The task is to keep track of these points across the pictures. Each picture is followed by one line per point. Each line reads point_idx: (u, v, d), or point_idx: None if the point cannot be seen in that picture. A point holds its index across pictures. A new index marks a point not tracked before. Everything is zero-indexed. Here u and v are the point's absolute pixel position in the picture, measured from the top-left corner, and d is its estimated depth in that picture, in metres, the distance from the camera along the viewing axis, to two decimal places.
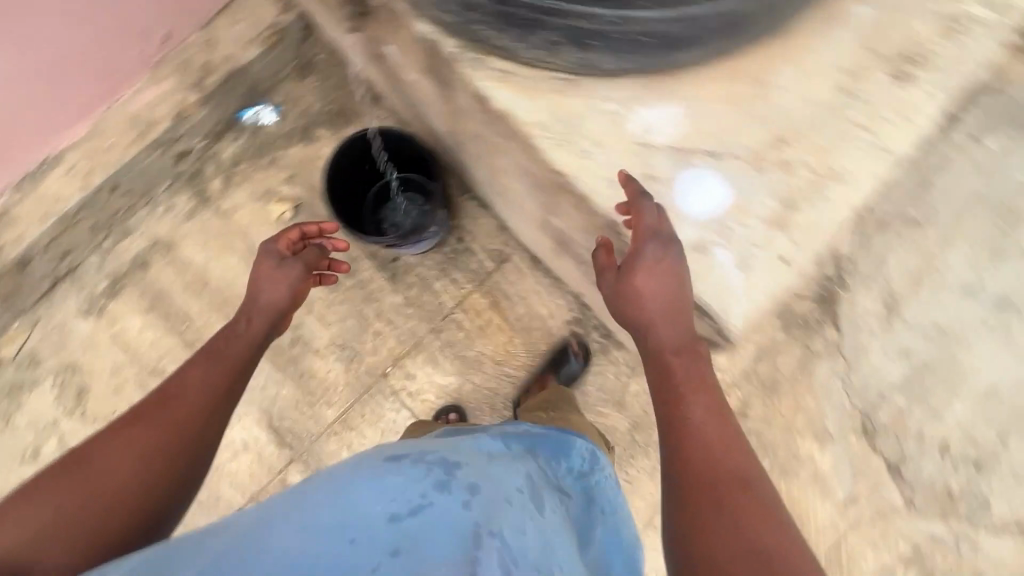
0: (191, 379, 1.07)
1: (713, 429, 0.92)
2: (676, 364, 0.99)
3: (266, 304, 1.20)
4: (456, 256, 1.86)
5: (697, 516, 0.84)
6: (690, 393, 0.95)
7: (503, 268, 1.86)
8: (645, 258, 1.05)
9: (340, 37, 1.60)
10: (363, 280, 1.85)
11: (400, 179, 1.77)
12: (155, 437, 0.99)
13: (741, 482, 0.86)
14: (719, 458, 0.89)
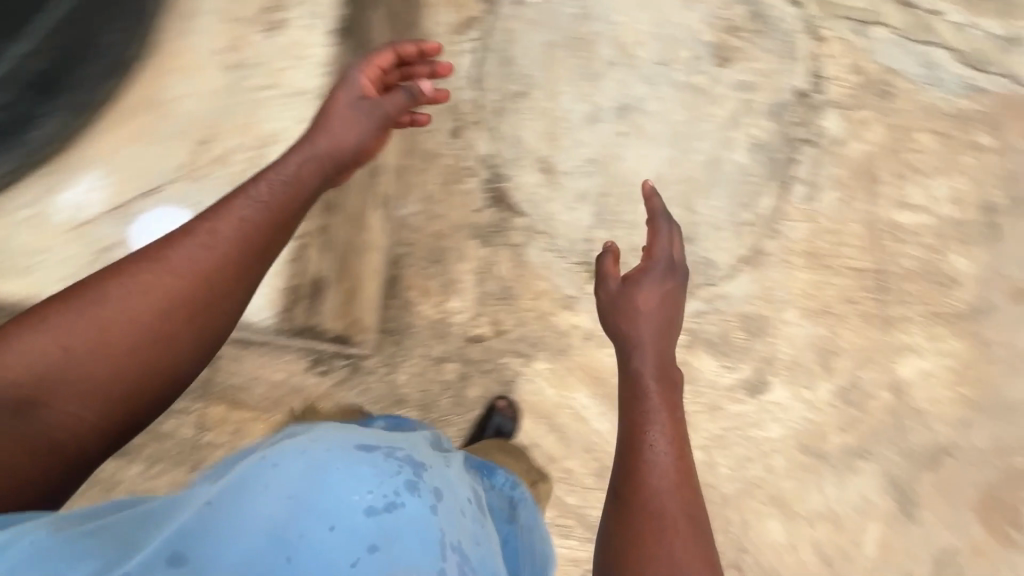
0: (249, 219, 0.85)
1: (677, 478, 0.80)
2: (648, 380, 0.89)
3: (278, 206, 0.88)
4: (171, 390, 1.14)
5: (642, 540, 0.76)
6: (660, 421, 0.85)
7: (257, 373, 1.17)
8: (643, 295, 0.98)
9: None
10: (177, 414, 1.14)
11: None
12: (269, 185, 0.88)
13: (653, 510, 0.78)
14: (648, 491, 0.79)
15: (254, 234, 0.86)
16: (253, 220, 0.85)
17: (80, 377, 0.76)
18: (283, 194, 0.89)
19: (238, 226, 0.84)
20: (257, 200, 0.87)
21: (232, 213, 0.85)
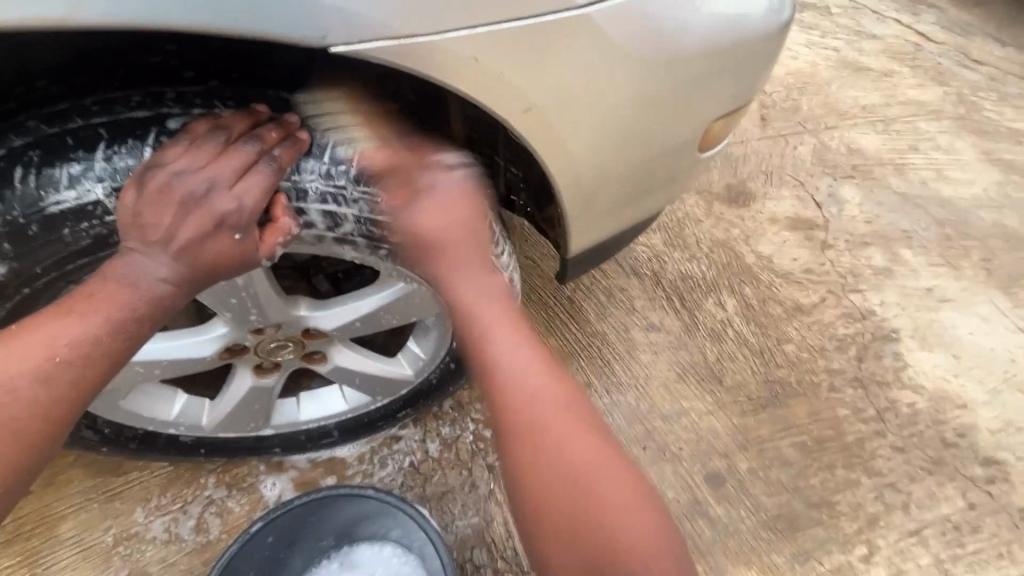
0: (208, 205, 0.61)
1: (546, 379, 0.68)
2: (482, 311, 0.70)
3: (234, 189, 0.62)
4: (192, 501, 1.13)
5: (528, 451, 0.64)
6: (510, 341, 0.69)
7: (272, 469, 1.17)
8: (414, 222, 0.68)
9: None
10: (198, 534, 1.10)
11: (41, 538, 1.08)
12: (214, 164, 0.61)
13: (526, 422, 0.65)
14: (526, 408, 0.65)
15: (224, 224, 0.62)
16: (225, 216, 0.62)
17: (24, 432, 0.56)
18: (234, 165, 0.62)
19: (221, 213, 0.62)
20: (212, 181, 0.61)
21: (173, 215, 0.61)
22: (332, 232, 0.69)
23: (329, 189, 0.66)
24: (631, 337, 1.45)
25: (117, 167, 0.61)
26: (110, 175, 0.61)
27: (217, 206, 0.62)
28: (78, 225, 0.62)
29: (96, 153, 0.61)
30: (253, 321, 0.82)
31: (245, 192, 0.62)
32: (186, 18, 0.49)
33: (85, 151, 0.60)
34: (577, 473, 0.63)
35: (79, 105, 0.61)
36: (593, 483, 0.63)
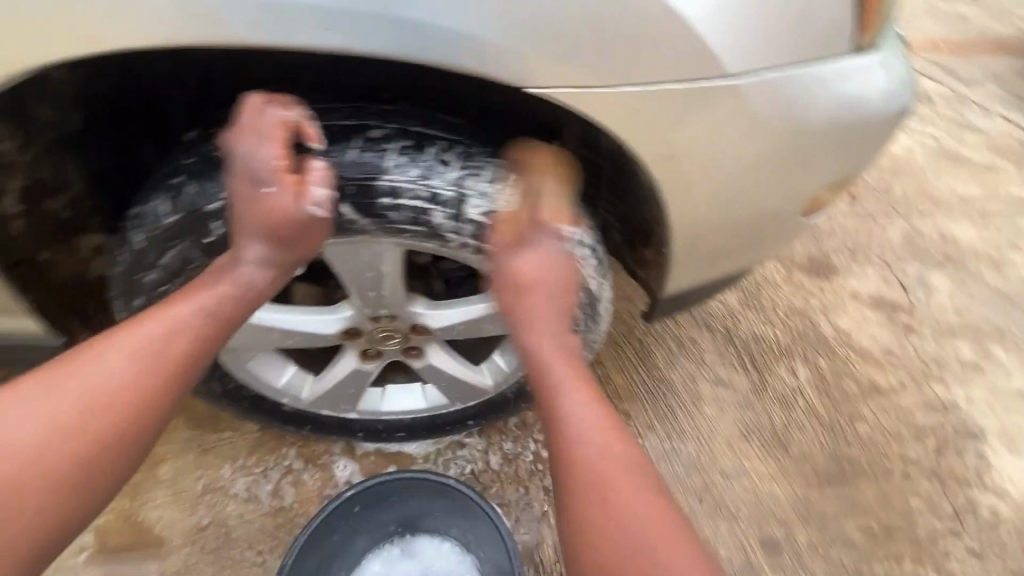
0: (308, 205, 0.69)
1: (614, 438, 0.71)
2: (556, 366, 0.76)
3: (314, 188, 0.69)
4: (273, 466, 1.21)
5: (588, 491, 0.68)
6: (581, 397, 0.74)
7: (348, 450, 1.25)
8: (514, 271, 0.77)
9: None
10: (275, 497, 1.18)
11: (141, 473, 1.18)
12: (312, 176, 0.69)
13: (594, 476, 0.68)
14: (587, 465, 0.69)
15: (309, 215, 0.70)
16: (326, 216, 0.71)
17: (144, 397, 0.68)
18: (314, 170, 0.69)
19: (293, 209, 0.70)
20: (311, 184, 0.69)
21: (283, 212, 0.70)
22: (470, 237, 0.75)
23: (476, 196, 0.73)
24: (697, 389, 1.46)
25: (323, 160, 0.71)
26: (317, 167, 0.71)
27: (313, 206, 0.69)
28: (282, 204, 0.72)
29: (310, 149, 0.71)
30: (377, 309, 0.92)
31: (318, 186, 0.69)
32: (437, 56, 0.59)
33: (301, 147, 0.71)
34: (632, 524, 0.65)
35: (300, 110, 0.73)
36: (648, 538, 0.64)
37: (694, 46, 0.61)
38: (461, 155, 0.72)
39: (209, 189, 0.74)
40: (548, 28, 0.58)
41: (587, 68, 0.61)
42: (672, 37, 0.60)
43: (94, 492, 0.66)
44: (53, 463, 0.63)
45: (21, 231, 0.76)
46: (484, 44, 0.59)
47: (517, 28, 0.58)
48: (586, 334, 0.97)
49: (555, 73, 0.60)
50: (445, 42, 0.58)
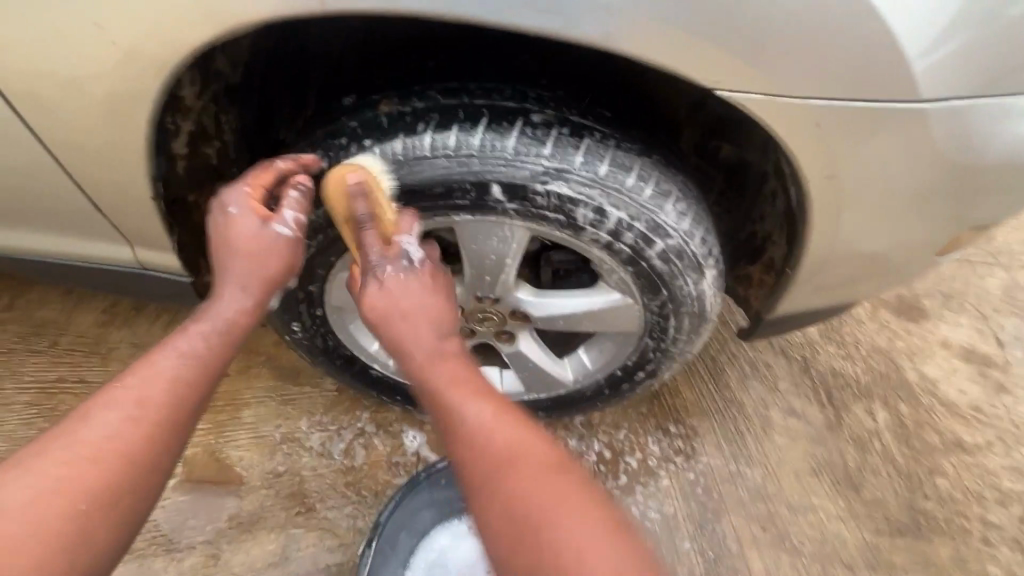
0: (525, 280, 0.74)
1: (506, 427, 0.64)
2: (445, 371, 0.69)
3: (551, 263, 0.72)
4: (346, 426, 1.25)
5: (492, 498, 0.61)
6: (469, 397, 0.67)
7: (418, 422, 1.27)
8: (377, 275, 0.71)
9: None
10: (346, 456, 1.21)
11: (225, 415, 1.24)
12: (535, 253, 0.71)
13: (494, 460, 0.62)
14: (481, 449, 0.63)
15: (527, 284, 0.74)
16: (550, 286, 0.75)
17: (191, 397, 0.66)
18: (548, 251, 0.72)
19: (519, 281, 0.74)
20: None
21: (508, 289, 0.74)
22: (612, 237, 0.73)
23: (632, 198, 0.70)
24: (769, 416, 1.41)
25: (495, 140, 0.68)
26: (487, 146, 0.68)
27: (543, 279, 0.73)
28: (445, 177, 0.69)
29: (478, 127, 0.68)
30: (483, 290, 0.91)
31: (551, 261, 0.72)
32: (598, 33, 0.56)
33: (470, 125, 0.68)
34: (532, 512, 0.58)
35: (467, 87, 0.71)
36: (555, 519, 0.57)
37: (899, 66, 0.58)
38: (622, 155, 0.70)
39: (368, 152, 0.71)
40: (757, 29, 0.56)
41: (782, 77, 0.59)
42: (883, 53, 0.57)
43: (127, 515, 0.59)
44: (123, 434, 0.60)
45: (182, 172, 0.79)
46: (687, 38, 0.56)
47: (722, 28, 0.56)
48: (682, 343, 0.96)
49: (749, 76, 0.59)
50: (610, 18, 0.55)
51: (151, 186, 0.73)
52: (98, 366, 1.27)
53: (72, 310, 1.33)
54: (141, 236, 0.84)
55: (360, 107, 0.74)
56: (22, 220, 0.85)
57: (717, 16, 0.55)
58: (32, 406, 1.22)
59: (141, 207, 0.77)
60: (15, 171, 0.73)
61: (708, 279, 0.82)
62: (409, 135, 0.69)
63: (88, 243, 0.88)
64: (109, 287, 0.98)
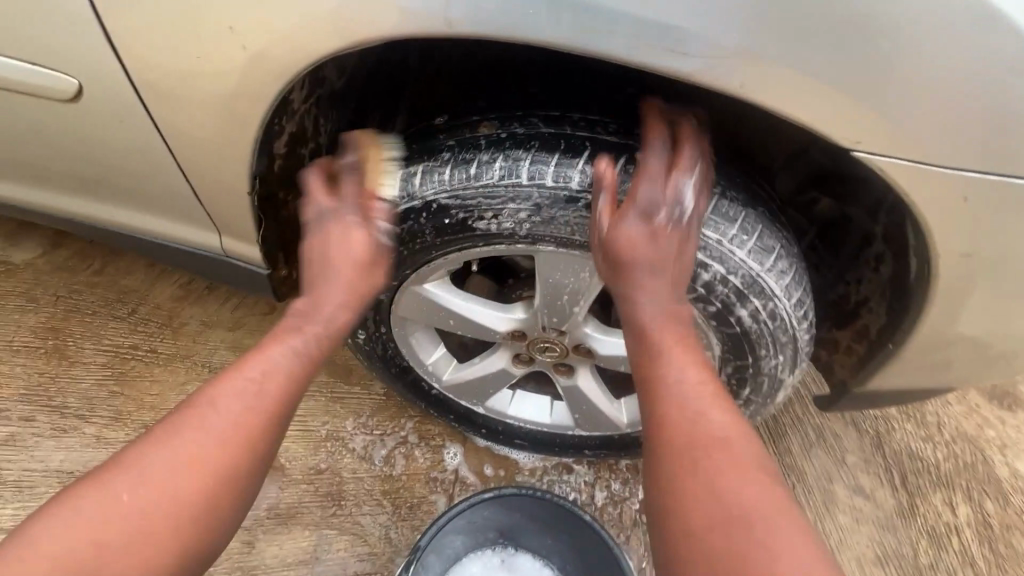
0: (644, 200, 0.63)
1: (724, 414, 0.61)
2: (665, 329, 0.65)
3: (671, 175, 0.63)
4: (391, 432, 1.24)
5: (686, 458, 0.59)
6: (686, 371, 0.63)
7: (460, 440, 1.25)
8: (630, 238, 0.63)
9: (242, 365, 1.30)
10: (387, 463, 1.21)
11: None
12: (681, 139, 0.64)
13: (712, 443, 0.59)
14: (692, 421, 0.60)
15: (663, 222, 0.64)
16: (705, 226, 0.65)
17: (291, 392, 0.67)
18: (671, 130, 0.65)
19: (652, 210, 0.63)
20: (682, 173, 0.63)
21: (619, 215, 0.63)
22: (703, 289, 0.69)
23: (733, 251, 0.66)
24: (832, 491, 1.31)
25: (597, 176, 0.65)
26: (589, 181, 0.65)
27: (678, 199, 0.63)
28: (537, 208, 0.67)
29: (580, 160, 0.65)
30: (551, 321, 0.88)
31: (686, 177, 0.63)
32: (740, 82, 0.56)
33: (572, 156, 0.65)
34: (750, 508, 0.55)
35: (569, 117, 0.69)
36: (758, 526, 0.54)
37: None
38: (725, 205, 0.66)
39: (462, 170, 0.68)
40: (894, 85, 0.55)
41: (915, 132, 0.57)
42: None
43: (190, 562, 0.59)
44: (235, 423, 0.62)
45: (278, 170, 0.81)
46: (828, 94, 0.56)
47: (859, 78, 0.54)
48: (746, 410, 0.89)
49: (876, 128, 0.57)
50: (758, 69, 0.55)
51: (251, 180, 0.75)
52: (168, 339, 1.33)
53: (153, 283, 1.40)
54: (229, 225, 0.86)
55: (455, 126, 0.73)
56: (123, 200, 0.89)
57: (853, 69, 0.54)
58: (105, 368, 1.28)
59: (238, 201, 0.79)
60: (133, 154, 0.76)
61: (797, 347, 0.76)
62: (508, 160, 0.66)
63: (180, 226, 0.92)
64: (190, 268, 1.02)
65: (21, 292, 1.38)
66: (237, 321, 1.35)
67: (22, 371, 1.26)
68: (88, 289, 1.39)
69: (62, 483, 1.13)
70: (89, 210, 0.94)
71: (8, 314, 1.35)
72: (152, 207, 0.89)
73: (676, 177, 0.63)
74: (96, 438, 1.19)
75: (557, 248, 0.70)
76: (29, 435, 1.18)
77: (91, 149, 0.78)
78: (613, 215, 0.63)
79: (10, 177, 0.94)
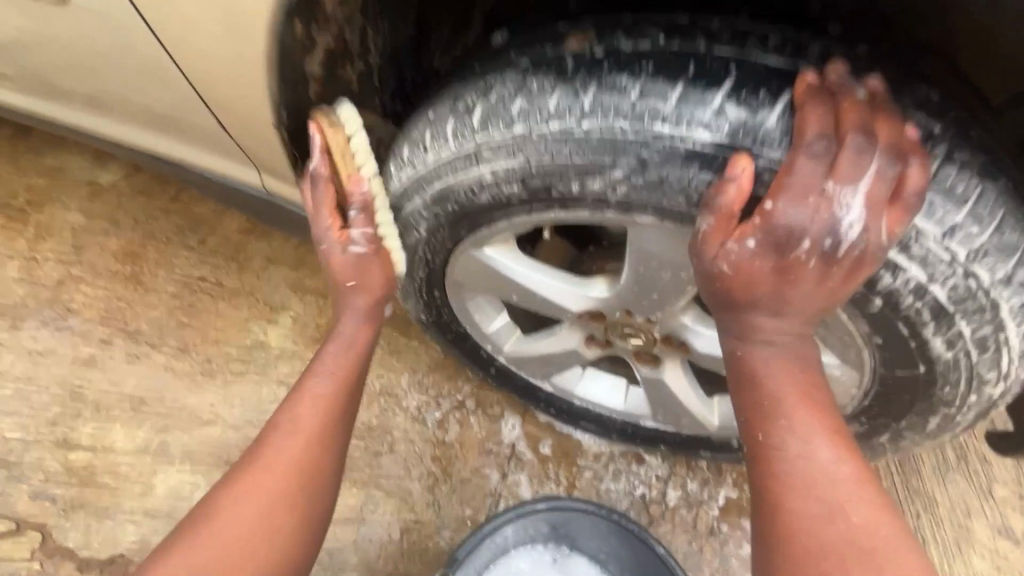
0: (777, 225, 0.42)
1: (873, 509, 0.44)
2: (787, 381, 0.47)
3: (827, 182, 0.41)
4: (447, 394, 1.13)
5: (821, 575, 0.43)
6: (819, 446, 0.46)
7: (521, 412, 1.12)
8: (743, 281, 0.44)
9: (300, 305, 1.24)
10: (440, 427, 1.12)
11: None
12: (850, 118, 0.41)
13: (857, 555, 0.43)
14: (825, 520, 0.44)
15: (809, 253, 0.43)
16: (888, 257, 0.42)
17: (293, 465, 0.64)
18: (828, 106, 0.42)
19: (790, 238, 0.42)
20: (846, 178, 0.41)
21: (735, 241, 0.44)
22: (881, 301, 0.47)
23: (943, 249, 0.43)
24: (969, 529, 1.05)
25: (743, 119, 0.43)
26: (727, 126, 0.43)
27: (839, 218, 0.42)
28: (639, 166, 0.46)
29: (718, 93, 0.44)
30: (637, 305, 0.69)
31: (854, 181, 0.41)
32: None
33: (705, 87, 0.44)
34: None
35: (706, 25, 0.46)
36: None
37: None
38: (951, 174, 0.42)
39: (539, 103, 0.48)
40: None
41: None
42: None
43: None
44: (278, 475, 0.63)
45: (314, 98, 0.66)
46: None
47: None
48: (890, 446, 0.67)
49: None
50: None
51: (279, 97, 0.63)
52: (235, 273, 1.27)
53: (223, 213, 1.33)
54: (269, 156, 0.75)
55: (533, 36, 0.52)
56: (165, 124, 0.81)
57: None
58: (176, 298, 1.27)
59: (270, 126, 0.68)
60: (164, 67, 0.67)
61: (1002, 387, 0.52)
62: (605, 90, 0.46)
63: (224, 155, 0.82)
64: (239, 202, 0.92)
65: (105, 214, 1.35)
66: (297, 259, 1.27)
67: (102, 292, 1.28)
68: (164, 215, 1.34)
69: (133, 409, 1.16)
70: (139, 136, 0.88)
71: (91, 234, 1.33)
72: (196, 135, 0.80)
73: (839, 185, 0.41)
74: (165, 367, 1.20)
75: (660, 222, 0.50)
76: (106, 357, 1.21)
77: (120, 62, 0.70)
78: (722, 243, 0.44)
79: (64, 97, 0.89)
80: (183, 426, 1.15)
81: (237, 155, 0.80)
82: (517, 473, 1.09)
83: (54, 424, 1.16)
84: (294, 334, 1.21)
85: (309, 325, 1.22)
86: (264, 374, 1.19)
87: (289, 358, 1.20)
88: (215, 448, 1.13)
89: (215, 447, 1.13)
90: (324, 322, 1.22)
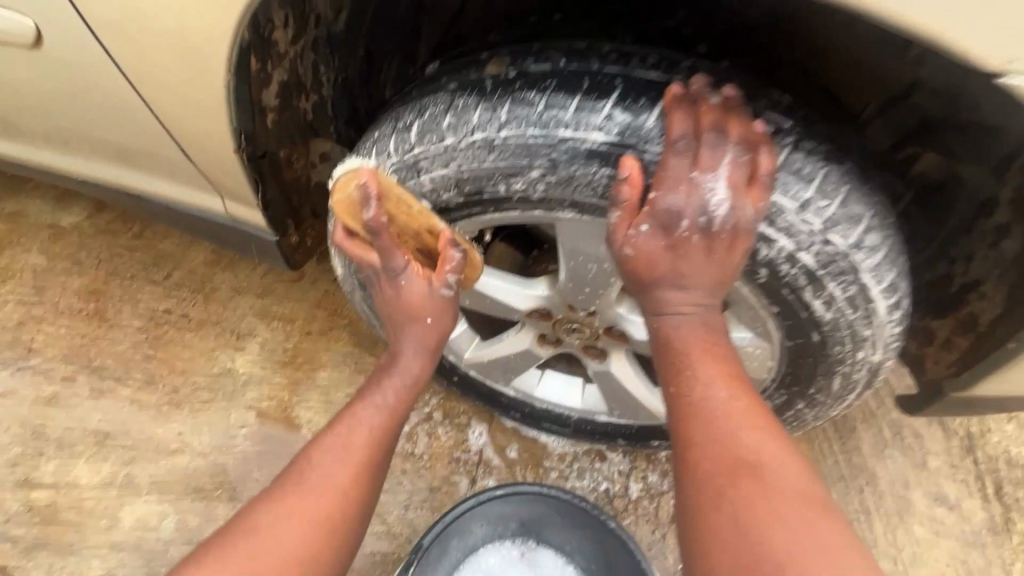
0: (663, 208, 0.51)
1: (764, 436, 0.51)
2: (690, 337, 0.54)
3: (698, 169, 0.50)
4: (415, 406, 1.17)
5: (718, 487, 0.49)
6: (718, 387, 0.52)
7: (486, 419, 1.17)
8: (643, 256, 0.53)
9: (267, 331, 1.27)
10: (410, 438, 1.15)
11: (302, 373, 1.22)
12: (710, 118, 0.50)
13: (744, 470, 0.49)
14: (721, 444, 0.50)
15: (692, 229, 0.51)
16: (757, 228, 0.51)
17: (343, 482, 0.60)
18: (694, 109, 0.51)
19: (675, 219, 0.51)
20: (711, 166, 0.50)
21: (632, 226, 0.52)
22: (765, 269, 0.55)
23: (803, 221, 0.52)
24: (908, 499, 1.13)
25: (629, 122, 0.52)
26: (618, 128, 0.52)
27: (710, 199, 0.50)
28: (551, 166, 0.54)
29: (608, 102, 0.52)
30: (576, 299, 0.76)
31: (718, 168, 0.50)
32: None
33: (598, 97, 0.52)
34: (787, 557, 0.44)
35: (599, 48, 0.55)
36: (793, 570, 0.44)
37: None
38: (801, 159, 0.52)
39: (464, 118, 0.56)
40: None
41: None
42: None
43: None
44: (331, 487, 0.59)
45: (272, 127, 0.73)
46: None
47: None
48: (809, 412, 0.75)
49: None
50: None
51: (238, 126, 0.70)
52: (201, 304, 1.30)
53: (188, 247, 1.36)
54: (231, 182, 0.81)
55: (458, 62, 0.60)
56: (129, 158, 0.86)
57: None
58: (141, 331, 1.28)
59: (231, 153, 0.74)
60: (128, 104, 0.73)
61: (881, 341, 0.61)
62: (518, 103, 0.54)
63: (187, 184, 0.87)
64: (204, 230, 0.97)
65: (67, 254, 1.36)
66: (264, 287, 1.31)
67: (64, 331, 1.28)
68: (128, 252, 1.36)
69: (97, 444, 1.16)
70: (103, 171, 0.93)
71: (53, 275, 1.34)
72: (159, 166, 0.85)
73: (705, 173, 0.50)
74: (130, 401, 1.20)
75: (578, 215, 0.58)
76: (70, 395, 1.21)
77: (87, 102, 0.75)
78: (623, 229, 0.52)
79: (30, 138, 0.93)
80: (150, 457, 1.15)
81: (199, 184, 0.86)
82: (486, 478, 1.12)
83: (14, 465, 1.14)
84: (262, 359, 1.24)
85: (277, 349, 1.25)
86: (232, 400, 1.20)
87: (257, 383, 1.22)
88: (183, 476, 1.13)
89: (184, 475, 1.13)
90: (291, 346, 1.25)
